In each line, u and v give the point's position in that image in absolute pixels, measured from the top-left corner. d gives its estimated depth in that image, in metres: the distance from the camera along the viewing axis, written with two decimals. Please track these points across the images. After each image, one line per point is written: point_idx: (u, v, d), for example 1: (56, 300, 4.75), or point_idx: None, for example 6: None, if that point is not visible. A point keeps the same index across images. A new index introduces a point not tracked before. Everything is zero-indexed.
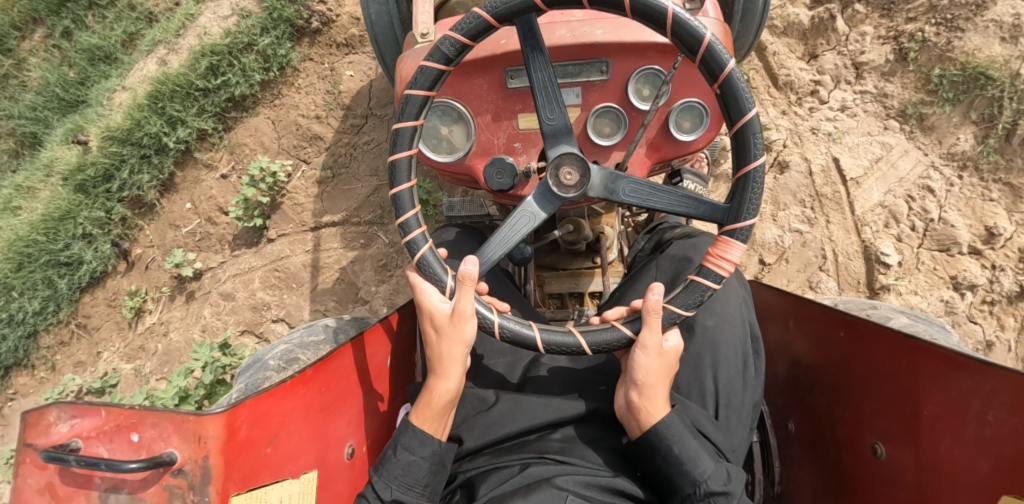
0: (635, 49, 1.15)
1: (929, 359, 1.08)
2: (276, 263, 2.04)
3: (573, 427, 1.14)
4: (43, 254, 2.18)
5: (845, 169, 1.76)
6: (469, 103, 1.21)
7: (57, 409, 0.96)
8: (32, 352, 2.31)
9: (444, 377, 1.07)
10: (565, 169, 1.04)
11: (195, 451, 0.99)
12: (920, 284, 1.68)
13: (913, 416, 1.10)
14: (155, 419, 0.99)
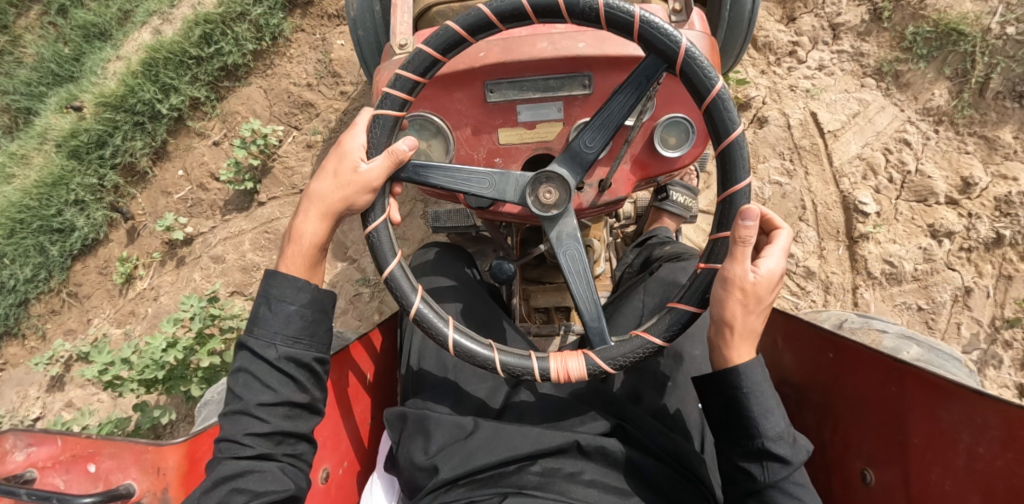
0: (617, 62, 1.18)
1: (917, 385, 1.08)
2: (266, 226, 2.07)
3: (552, 457, 1.13)
4: (35, 220, 2.20)
5: (822, 123, 1.81)
6: (450, 116, 1.25)
7: (13, 438, 1.13)
8: (22, 321, 2.31)
9: (311, 220, 1.11)
10: (547, 189, 1.11)
11: (154, 481, 1.15)
12: (898, 233, 1.71)
13: (901, 445, 1.11)
14: (111, 450, 1.16)
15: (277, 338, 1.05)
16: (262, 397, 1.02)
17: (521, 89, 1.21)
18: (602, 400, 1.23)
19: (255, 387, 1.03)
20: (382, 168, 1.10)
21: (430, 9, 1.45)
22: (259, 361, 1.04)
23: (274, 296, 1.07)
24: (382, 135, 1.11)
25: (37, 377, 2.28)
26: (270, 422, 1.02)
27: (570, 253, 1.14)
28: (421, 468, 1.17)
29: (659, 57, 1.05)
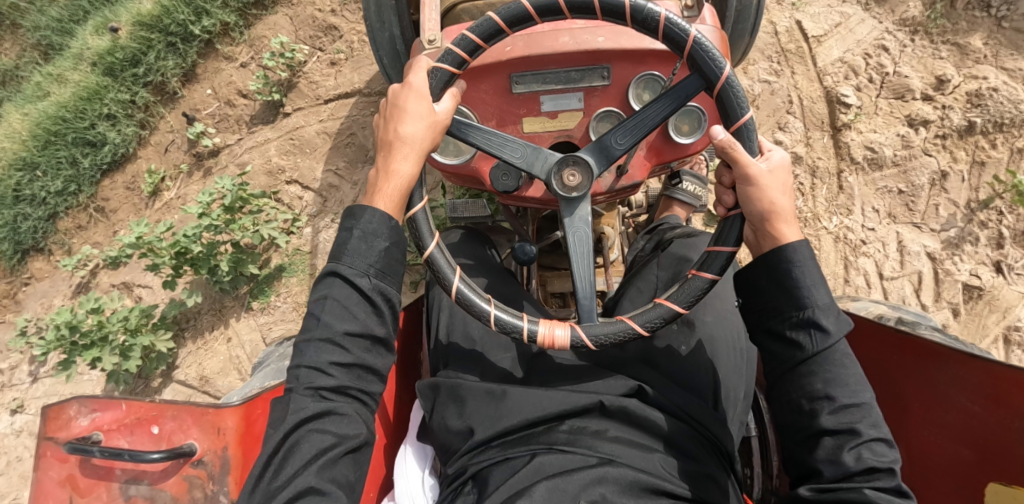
0: (634, 55, 1.24)
1: (914, 352, 1.26)
2: (291, 133, 2.20)
3: (580, 417, 1.09)
4: (71, 133, 2.34)
5: (807, 29, 1.97)
6: (475, 108, 1.28)
7: (78, 405, 1.24)
8: (49, 235, 2.41)
9: (400, 156, 1.08)
10: (570, 171, 1.12)
11: (213, 441, 1.27)
12: (878, 124, 1.86)
13: (902, 408, 1.28)
14: (174, 413, 1.27)
15: (367, 267, 1.06)
16: (347, 326, 1.04)
17: (544, 81, 1.26)
18: (625, 361, 1.17)
19: (342, 314, 1.04)
20: (452, 110, 1.13)
21: (455, 7, 1.57)
22: (349, 289, 1.06)
23: (364, 219, 1.06)
24: (442, 84, 1.14)
25: (64, 287, 2.42)
26: (352, 352, 1.05)
27: (579, 236, 1.15)
28: (458, 432, 1.15)
29: (701, 73, 1.09)
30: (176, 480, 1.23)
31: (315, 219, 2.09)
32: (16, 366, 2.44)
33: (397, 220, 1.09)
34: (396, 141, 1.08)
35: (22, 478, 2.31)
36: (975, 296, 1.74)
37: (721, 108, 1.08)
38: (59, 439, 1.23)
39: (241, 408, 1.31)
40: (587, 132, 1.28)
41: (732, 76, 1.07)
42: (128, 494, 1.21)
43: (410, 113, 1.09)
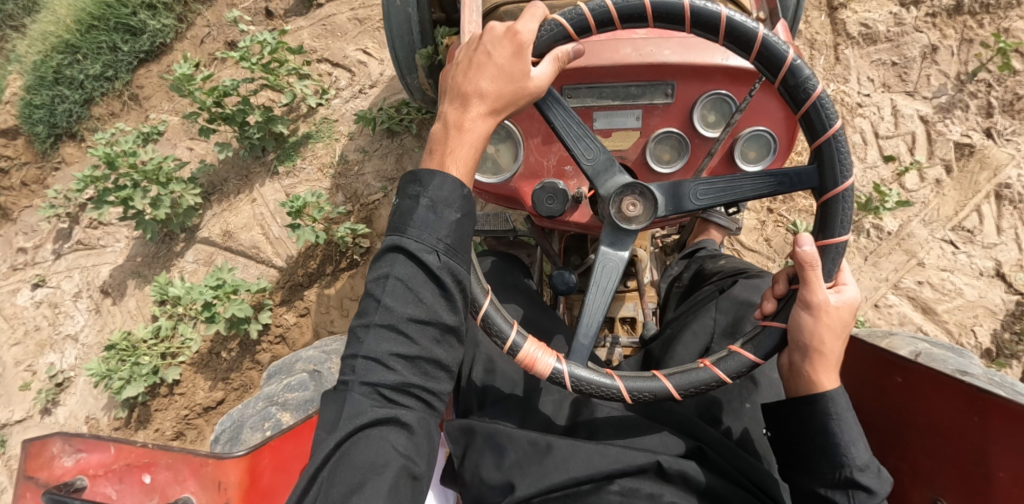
0: (703, 71, 1.12)
1: (1000, 416, 0.95)
2: (322, 21, 2.32)
3: (633, 477, 0.99)
4: (112, 19, 2.49)
5: None
6: (521, 124, 1.20)
7: (61, 442, 1.04)
8: (83, 120, 2.53)
9: (478, 116, 0.91)
10: (628, 200, 1.02)
11: (214, 497, 1.09)
12: (873, 6, 1.98)
13: (983, 479, 0.97)
14: (169, 461, 1.09)
15: (437, 242, 0.89)
16: (412, 310, 0.88)
17: (600, 95, 1.16)
18: (686, 423, 1.08)
19: (406, 297, 0.88)
20: (550, 77, 0.94)
21: (498, 8, 1.37)
22: (415, 267, 0.89)
23: (435, 190, 0.89)
24: (551, 42, 0.96)
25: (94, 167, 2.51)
26: (417, 344, 0.88)
27: (607, 268, 1.06)
28: (493, 487, 1.03)
29: (821, 170, 0.97)
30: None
31: (343, 92, 2.22)
32: (41, 244, 2.52)
33: (470, 187, 0.92)
34: (472, 94, 0.91)
35: (38, 346, 2.37)
36: (966, 154, 1.83)
37: (823, 216, 0.97)
38: (39, 481, 1.01)
39: (246, 457, 1.13)
40: (644, 154, 1.19)
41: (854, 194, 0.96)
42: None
43: (493, 66, 0.91)
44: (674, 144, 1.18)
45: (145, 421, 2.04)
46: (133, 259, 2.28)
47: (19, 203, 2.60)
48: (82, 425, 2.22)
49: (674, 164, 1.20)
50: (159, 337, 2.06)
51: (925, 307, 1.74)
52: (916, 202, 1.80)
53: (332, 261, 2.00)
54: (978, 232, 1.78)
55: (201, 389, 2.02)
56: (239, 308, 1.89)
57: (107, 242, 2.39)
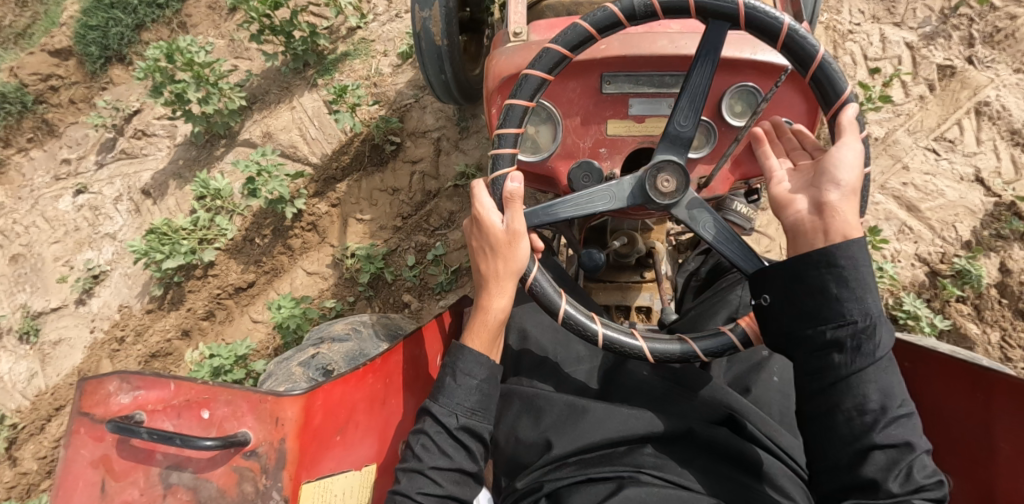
0: (734, 65, 1.16)
1: (1002, 396, 1.10)
2: None
3: (664, 442, 1.09)
4: None
5: None
6: (559, 104, 1.23)
7: (120, 379, 1.06)
8: (133, 43, 2.72)
9: (499, 294, 1.10)
10: (664, 176, 1.07)
11: (271, 432, 1.13)
12: None
13: (987, 456, 1.13)
14: (229, 398, 1.12)
15: (459, 408, 1.07)
16: (438, 462, 1.03)
17: (636, 83, 1.20)
18: (707, 385, 1.18)
19: (434, 451, 1.04)
20: (518, 219, 1.08)
21: (541, 3, 1.56)
22: (439, 427, 1.06)
23: (460, 367, 1.08)
24: (502, 189, 1.09)
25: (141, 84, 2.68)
26: (443, 485, 1.03)
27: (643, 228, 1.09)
28: (532, 444, 1.13)
29: (766, 33, 1.01)
30: (225, 471, 1.10)
31: (380, 17, 2.39)
32: (84, 156, 2.68)
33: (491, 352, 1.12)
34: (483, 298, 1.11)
35: (77, 244, 2.51)
36: (949, 75, 2.01)
37: (818, 90, 1.04)
38: (95, 417, 1.05)
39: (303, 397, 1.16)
40: None
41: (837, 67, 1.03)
42: (169, 482, 1.06)
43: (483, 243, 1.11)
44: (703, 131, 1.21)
45: (179, 302, 2.18)
46: (175, 163, 2.44)
47: (66, 120, 2.78)
48: (115, 313, 2.34)
49: (703, 150, 1.21)
50: (197, 227, 2.17)
51: (910, 206, 1.89)
52: (901, 114, 1.98)
53: (365, 157, 2.16)
54: (959, 143, 1.95)
55: (234, 271, 2.15)
56: (275, 181, 2.08)
57: (149, 152, 2.55)
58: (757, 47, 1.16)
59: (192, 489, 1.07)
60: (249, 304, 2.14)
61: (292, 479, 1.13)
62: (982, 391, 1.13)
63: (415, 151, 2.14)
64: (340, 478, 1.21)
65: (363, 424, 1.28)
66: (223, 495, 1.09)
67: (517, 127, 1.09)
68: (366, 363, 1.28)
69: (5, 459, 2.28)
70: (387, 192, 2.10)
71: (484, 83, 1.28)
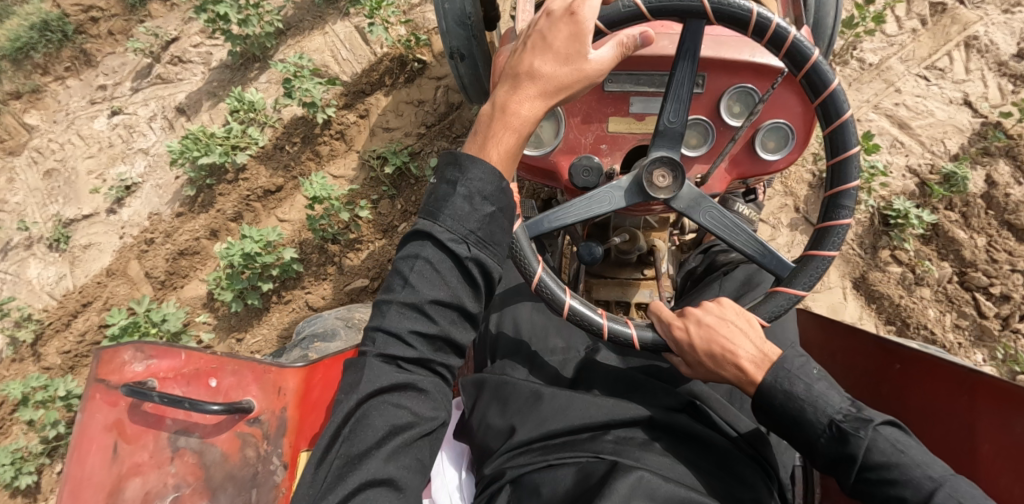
0: (731, 66, 1.29)
1: (987, 394, 1.18)
2: None
3: (626, 428, 1.15)
4: None
5: None
6: (566, 103, 1.36)
7: (132, 351, 1.20)
8: None
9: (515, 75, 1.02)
10: (658, 172, 1.19)
11: (273, 401, 1.29)
12: None
13: (969, 454, 1.19)
14: (234, 368, 1.28)
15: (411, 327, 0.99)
16: (436, 294, 0.99)
17: (638, 82, 1.33)
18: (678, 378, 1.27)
19: (433, 279, 0.99)
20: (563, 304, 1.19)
21: None
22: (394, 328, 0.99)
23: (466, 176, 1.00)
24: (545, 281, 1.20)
25: (178, 15, 2.79)
26: (439, 323, 1.00)
27: (600, 197, 1.24)
28: (500, 431, 1.21)
29: (721, 18, 1.10)
30: (228, 436, 1.23)
31: None
32: (120, 82, 2.77)
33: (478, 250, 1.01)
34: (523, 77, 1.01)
35: (111, 159, 2.63)
36: (940, 11, 2.12)
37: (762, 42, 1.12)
38: (111, 383, 1.18)
39: (304, 370, 1.35)
40: None
41: (782, 23, 1.10)
42: (177, 446, 1.19)
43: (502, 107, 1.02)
44: (701, 129, 1.34)
45: (208, 204, 2.29)
46: (210, 83, 2.58)
47: (102, 50, 2.85)
48: (146, 220, 2.44)
49: (701, 148, 1.35)
50: (230, 135, 2.26)
51: (901, 124, 2.04)
52: (894, 44, 2.11)
53: (391, 75, 2.30)
54: (948, 71, 2.08)
55: (264, 175, 2.27)
56: (310, 83, 2.19)
57: (184, 77, 2.66)
58: (755, 51, 1.29)
59: (198, 453, 1.20)
60: (276, 207, 2.26)
61: (291, 446, 1.28)
62: (970, 392, 1.21)
63: (440, 69, 2.29)
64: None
65: None
66: (226, 460, 1.21)
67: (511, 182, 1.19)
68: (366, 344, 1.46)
69: (32, 354, 2.36)
70: (413, 104, 2.26)
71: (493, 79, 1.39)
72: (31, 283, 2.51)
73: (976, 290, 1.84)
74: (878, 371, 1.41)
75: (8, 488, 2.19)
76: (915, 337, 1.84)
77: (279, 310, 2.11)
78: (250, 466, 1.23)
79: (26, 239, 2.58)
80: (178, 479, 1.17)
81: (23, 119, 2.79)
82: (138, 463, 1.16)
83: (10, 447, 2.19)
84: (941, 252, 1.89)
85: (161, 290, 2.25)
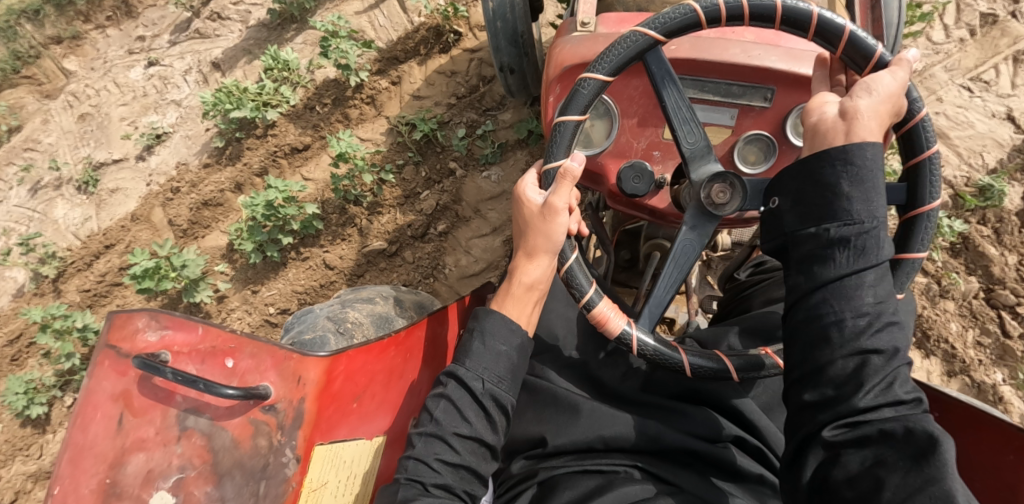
0: (804, 83, 1.19)
1: None
2: None
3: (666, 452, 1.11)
4: None
5: None
6: (620, 102, 1.25)
7: (148, 317, 1.05)
8: None
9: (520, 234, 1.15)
10: (717, 188, 1.09)
11: (292, 390, 1.08)
12: None
13: None
14: (254, 350, 1.08)
15: (451, 430, 1.04)
16: (460, 428, 1.04)
17: (702, 89, 1.22)
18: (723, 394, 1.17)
19: (488, 363, 1.08)
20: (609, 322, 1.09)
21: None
22: (465, 391, 1.07)
23: (489, 332, 1.10)
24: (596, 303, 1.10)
25: None
26: (461, 454, 1.04)
27: (686, 252, 1.14)
28: (529, 438, 1.17)
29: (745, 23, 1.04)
30: (242, 422, 1.05)
31: None
32: (159, 34, 2.77)
33: (516, 362, 1.10)
34: (525, 253, 1.13)
35: (144, 107, 2.64)
36: (990, 23, 2.07)
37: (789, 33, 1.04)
38: (121, 351, 1.03)
39: (327, 359, 1.11)
40: (731, 152, 1.26)
41: (822, 12, 1.02)
42: (185, 425, 1.03)
43: (527, 253, 1.13)
44: (761, 145, 1.24)
45: (236, 158, 2.31)
46: (247, 40, 2.60)
47: (144, 2, 2.87)
48: (173, 169, 2.47)
49: (760, 166, 1.26)
50: (263, 92, 2.27)
51: (940, 133, 1.99)
52: (940, 52, 2.07)
53: (428, 44, 2.31)
54: (994, 85, 2.02)
55: (292, 133, 2.29)
56: (346, 45, 2.21)
57: (221, 33, 2.66)
58: None
59: (206, 435, 1.03)
60: (301, 165, 2.27)
61: (306, 439, 1.08)
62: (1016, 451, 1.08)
63: (474, 42, 2.30)
64: (353, 445, 1.17)
65: (379, 395, 1.24)
66: (237, 447, 1.04)
67: (590, 283, 1.11)
68: (391, 334, 1.26)
69: (52, 291, 2.41)
70: (445, 74, 2.28)
71: (547, 67, 1.28)
72: (57, 223, 2.55)
73: (1003, 308, 1.79)
74: None
75: (19, 416, 2.25)
76: (935, 351, 1.80)
77: (295, 266, 2.13)
78: (260, 456, 1.05)
79: (56, 180, 2.62)
80: (184, 461, 1.01)
81: (63, 64, 2.84)
82: (143, 438, 1.01)
83: (23, 377, 2.25)
84: (970, 266, 1.85)
85: (182, 238, 2.29)
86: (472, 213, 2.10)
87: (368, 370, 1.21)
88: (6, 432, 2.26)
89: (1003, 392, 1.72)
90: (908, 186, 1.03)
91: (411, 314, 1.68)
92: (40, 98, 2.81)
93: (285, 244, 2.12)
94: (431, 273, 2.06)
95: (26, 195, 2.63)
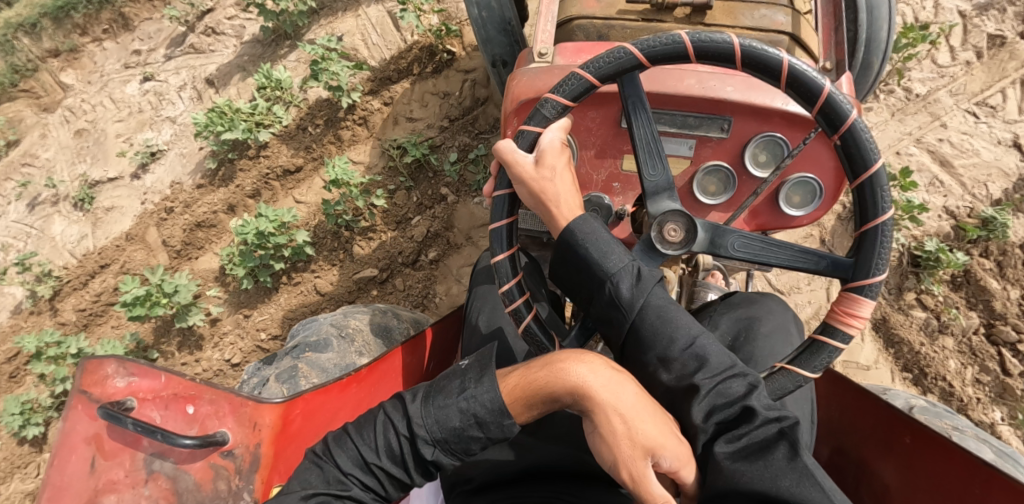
0: (762, 112, 1.15)
1: (1002, 491, 1.06)
2: None
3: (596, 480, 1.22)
4: None
5: None
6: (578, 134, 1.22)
7: (116, 364, 1.04)
8: None
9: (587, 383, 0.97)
10: (669, 226, 1.04)
11: (248, 436, 1.09)
12: None
13: None
14: (213, 396, 1.09)
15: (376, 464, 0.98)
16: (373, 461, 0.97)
17: (657, 121, 1.19)
18: None
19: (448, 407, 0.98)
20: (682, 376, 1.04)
21: (571, 22, 1.46)
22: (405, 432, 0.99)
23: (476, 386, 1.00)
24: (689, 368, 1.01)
25: None
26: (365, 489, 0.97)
27: None
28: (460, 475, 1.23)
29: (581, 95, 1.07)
30: (203, 466, 1.05)
31: None
32: (154, 48, 2.76)
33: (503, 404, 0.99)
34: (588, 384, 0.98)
35: (140, 124, 2.63)
36: (998, 45, 2.01)
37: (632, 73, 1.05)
38: (93, 396, 1.02)
39: (282, 404, 1.13)
40: (691, 183, 1.22)
41: (748, 41, 0.99)
42: (151, 468, 1.03)
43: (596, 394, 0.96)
44: (720, 177, 1.21)
45: (229, 179, 2.30)
46: (241, 57, 2.58)
47: (141, 15, 2.85)
48: (167, 188, 2.46)
49: (720, 197, 1.22)
50: (255, 112, 2.25)
51: (943, 161, 1.94)
52: (945, 75, 2.01)
53: (420, 64, 2.28)
54: (1000, 109, 1.96)
55: (284, 155, 2.27)
56: (337, 66, 2.18)
57: (216, 48, 2.64)
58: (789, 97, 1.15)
59: (171, 478, 1.03)
60: (294, 188, 2.26)
61: (263, 482, 1.09)
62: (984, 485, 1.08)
63: (468, 61, 2.27)
64: None
65: None
66: (199, 489, 1.04)
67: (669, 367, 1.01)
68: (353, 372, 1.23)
69: (49, 309, 2.41)
70: (439, 95, 2.25)
71: (503, 102, 1.26)
72: (55, 239, 2.55)
73: (1003, 345, 1.75)
74: (886, 437, 1.27)
75: (17, 435, 2.27)
76: (931, 388, 1.76)
77: (287, 291, 2.13)
78: (220, 499, 1.05)
79: (53, 196, 2.62)
80: None
81: (61, 78, 2.83)
82: (114, 480, 1.00)
83: (21, 398, 2.27)
84: (971, 301, 1.81)
85: (176, 259, 2.28)
86: (463, 241, 2.08)
87: (330, 410, 1.21)
88: (5, 450, 2.28)
89: (1000, 431, 1.68)
90: (848, 164, 0.99)
91: (408, 326, 1.68)
92: (38, 111, 2.80)
93: (277, 270, 2.11)
94: (422, 302, 2.05)
95: (24, 211, 2.64)
